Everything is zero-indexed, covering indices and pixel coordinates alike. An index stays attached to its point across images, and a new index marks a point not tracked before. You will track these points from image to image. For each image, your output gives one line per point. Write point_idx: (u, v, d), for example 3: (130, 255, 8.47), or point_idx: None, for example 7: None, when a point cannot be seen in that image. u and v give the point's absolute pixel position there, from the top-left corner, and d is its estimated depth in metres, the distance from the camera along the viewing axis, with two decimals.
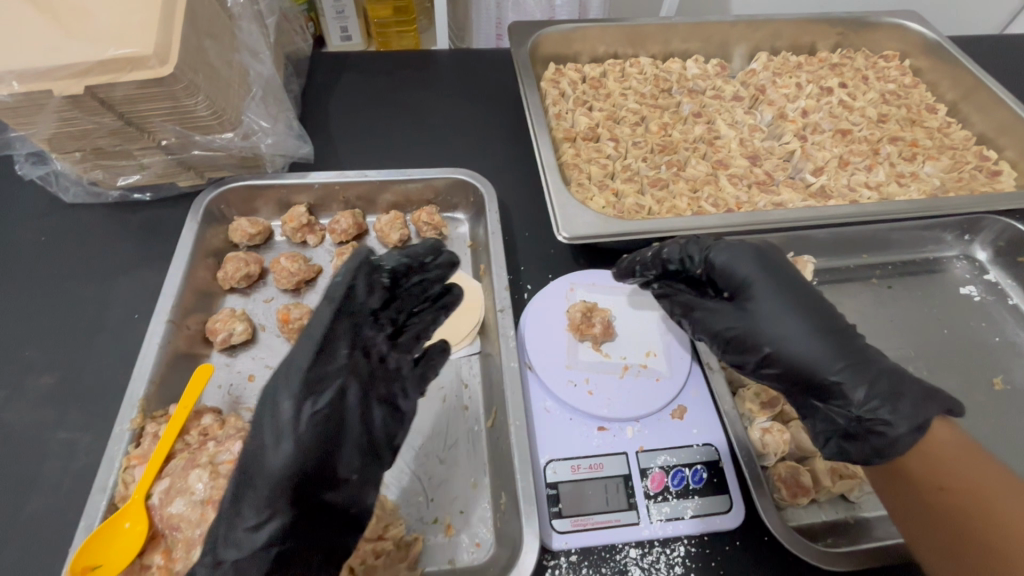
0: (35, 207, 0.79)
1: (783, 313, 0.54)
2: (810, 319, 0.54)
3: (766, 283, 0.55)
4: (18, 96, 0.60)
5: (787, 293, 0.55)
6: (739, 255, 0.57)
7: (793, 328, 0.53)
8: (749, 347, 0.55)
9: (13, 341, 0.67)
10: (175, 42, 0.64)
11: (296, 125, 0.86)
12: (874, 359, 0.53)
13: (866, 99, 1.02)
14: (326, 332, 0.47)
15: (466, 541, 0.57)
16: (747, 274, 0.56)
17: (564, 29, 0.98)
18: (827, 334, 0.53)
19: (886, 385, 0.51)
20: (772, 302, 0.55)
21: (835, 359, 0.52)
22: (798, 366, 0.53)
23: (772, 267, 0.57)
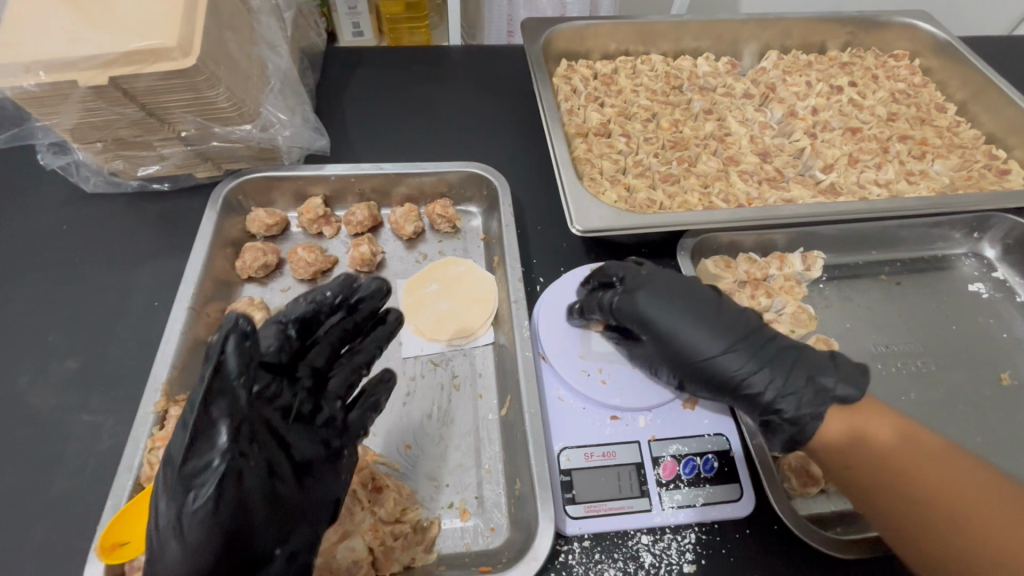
0: (56, 196, 0.80)
1: (686, 342, 0.58)
2: (712, 338, 0.57)
3: (661, 314, 0.58)
4: (44, 86, 0.62)
5: (683, 316, 0.58)
6: (633, 292, 0.60)
7: (699, 355, 0.57)
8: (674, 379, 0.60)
9: (36, 326, 0.68)
10: (198, 35, 0.65)
11: (312, 118, 0.87)
12: (777, 352, 0.57)
13: (876, 97, 1.02)
14: (197, 418, 0.43)
15: (481, 525, 0.58)
16: (642, 307, 0.59)
17: (576, 26, 0.99)
18: (730, 347, 0.57)
19: (785, 384, 0.55)
20: (673, 330, 0.58)
21: (743, 370, 0.56)
22: (718, 387, 0.58)
23: (662, 291, 0.59)
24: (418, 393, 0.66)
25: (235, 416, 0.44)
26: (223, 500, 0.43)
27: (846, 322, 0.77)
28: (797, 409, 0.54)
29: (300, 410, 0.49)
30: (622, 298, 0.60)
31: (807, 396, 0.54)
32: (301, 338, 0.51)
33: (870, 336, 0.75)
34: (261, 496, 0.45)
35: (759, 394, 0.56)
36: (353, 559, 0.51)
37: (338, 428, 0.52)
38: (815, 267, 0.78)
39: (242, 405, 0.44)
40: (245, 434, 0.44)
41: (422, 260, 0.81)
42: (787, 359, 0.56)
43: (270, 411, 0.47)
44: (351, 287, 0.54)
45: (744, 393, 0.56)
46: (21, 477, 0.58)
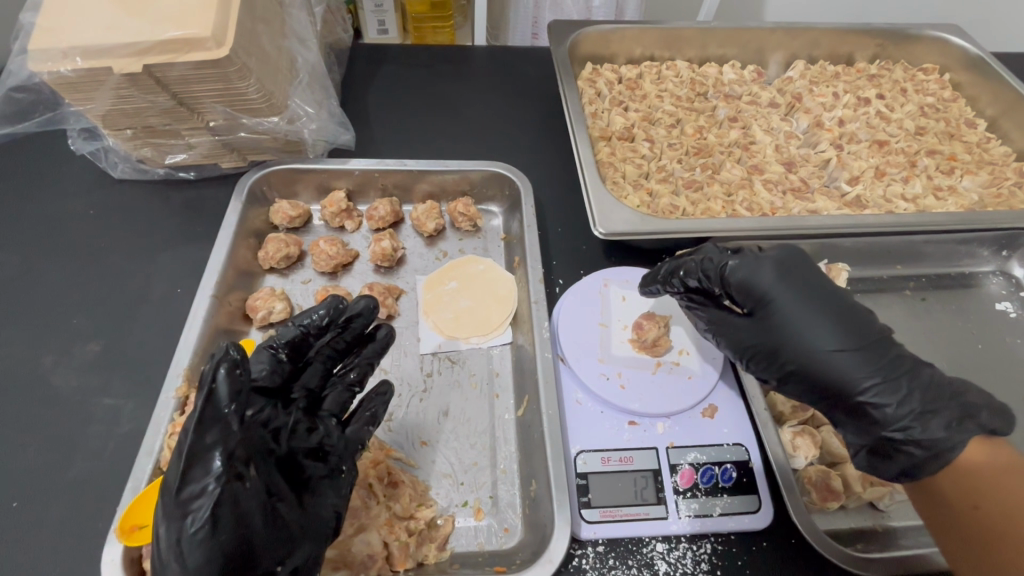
0: (84, 180, 0.81)
1: (809, 328, 0.54)
2: (838, 331, 0.53)
3: (788, 301, 0.55)
4: (80, 71, 0.63)
5: (813, 303, 0.54)
6: (760, 269, 0.56)
7: (820, 345, 0.53)
8: (777, 363, 0.56)
9: (61, 307, 0.69)
10: (231, 27, 0.66)
11: (338, 112, 0.88)
12: (908, 367, 0.53)
13: (904, 110, 1.01)
14: (192, 446, 0.41)
15: (495, 526, 0.57)
16: (766, 288, 0.55)
17: (603, 29, 0.99)
18: (858, 346, 0.53)
19: (917, 401, 0.52)
20: (800, 315, 0.54)
21: (866, 373, 0.52)
22: (827, 382, 0.54)
23: (796, 275, 0.55)
24: (435, 389, 0.66)
25: (231, 442, 0.42)
26: (221, 521, 0.41)
27: None
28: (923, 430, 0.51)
29: (296, 428, 0.49)
30: (743, 275, 0.56)
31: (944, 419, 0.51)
32: (292, 361, 0.54)
33: None
34: (260, 517, 0.43)
35: (877, 399, 0.52)
36: (368, 552, 0.51)
37: (335, 445, 0.51)
38: (839, 280, 0.77)
39: (236, 433, 0.42)
40: (242, 457, 0.42)
41: (442, 258, 0.81)
42: (914, 372, 0.53)
43: (264, 432, 0.46)
44: (338, 309, 0.56)
45: (860, 395, 0.53)
46: (42, 456, 0.59)
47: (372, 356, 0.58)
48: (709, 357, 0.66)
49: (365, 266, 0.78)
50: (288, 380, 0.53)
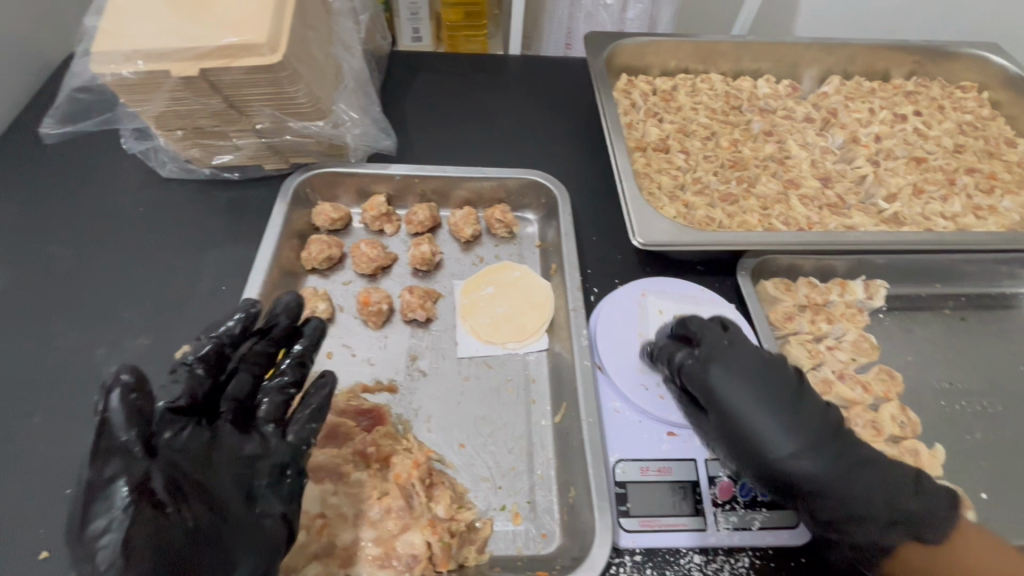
0: (134, 178, 0.83)
1: (780, 435, 0.52)
2: (808, 451, 0.51)
3: (743, 411, 0.53)
4: (141, 74, 0.66)
5: (770, 416, 0.52)
6: (729, 371, 0.55)
7: (792, 453, 0.51)
8: (744, 474, 0.55)
9: (112, 301, 0.71)
10: (285, 34, 0.68)
11: (380, 118, 0.89)
12: (860, 479, 0.52)
13: (941, 128, 1.00)
14: (92, 480, 0.42)
15: (533, 531, 0.58)
16: (722, 393, 0.54)
17: (639, 41, 1.00)
18: (828, 454, 0.52)
19: (860, 507, 0.51)
20: (769, 422, 0.52)
21: (836, 483, 0.51)
22: (776, 488, 0.53)
23: (756, 384, 0.54)
24: (472, 394, 0.67)
25: (138, 467, 0.43)
26: (132, 551, 0.40)
27: (908, 355, 0.74)
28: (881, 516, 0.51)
29: (220, 442, 0.48)
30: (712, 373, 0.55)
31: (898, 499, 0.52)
32: (213, 375, 0.51)
33: (933, 371, 0.72)
34: (179, 539, 0.42)
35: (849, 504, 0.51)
36: (412, 552, 0.51)
37: (268, 451, 0.49)
38: (878, 296, 0.77)
39: (138, 460, 0.43)
40: (148, 482, 0.43)
41: (478, 263, 0.82)
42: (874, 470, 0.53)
43: (179, 455, 0.45)
44: (251, 314, 0.55)
45: (805, 501, 0.52)
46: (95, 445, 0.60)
47: (303, 352, 0.56)
48: None
49: (403, 270, 0.80)
50: (210, 397, 0.51)
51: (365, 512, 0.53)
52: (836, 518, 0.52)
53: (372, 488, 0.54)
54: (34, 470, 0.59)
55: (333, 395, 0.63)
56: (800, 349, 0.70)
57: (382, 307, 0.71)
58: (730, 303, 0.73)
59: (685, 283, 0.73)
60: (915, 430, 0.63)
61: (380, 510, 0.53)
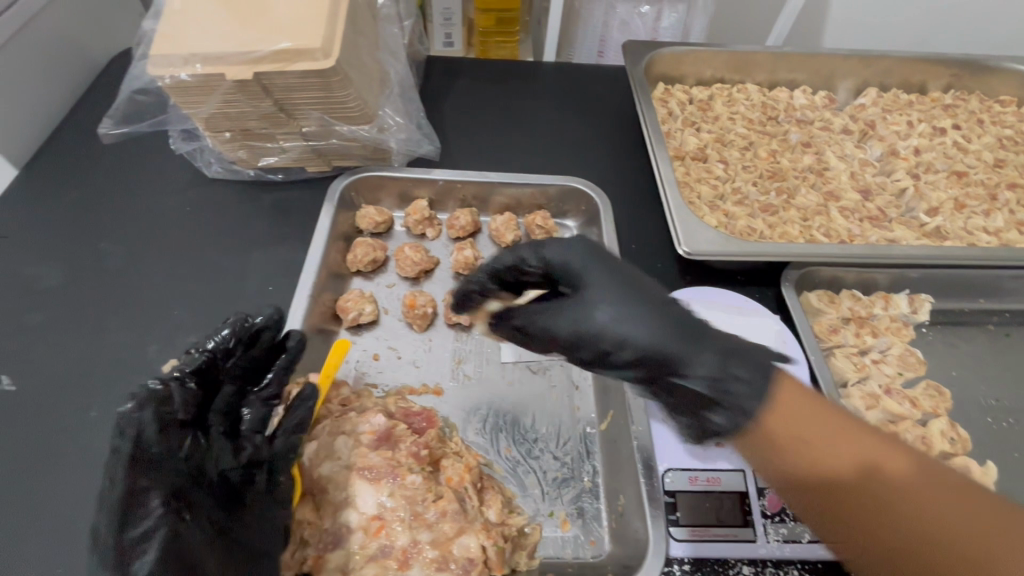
0: (181, 178, 0.85)
1: (612, 296, 0.50)
2: (654, 304, 0.50)
3: (595, 274, 0.52)
4: (198, 77, 0.67)
5: (620, 277, 0.51)
6: (566, 245, 0.54)
7: (631, 312, 0.49)
8: (608, 351, 0.50)
9: (163, 300, 0.72)
10: (338, 39, 0.68)
11: (422, 124, 0.90)
12: (713, 335, 0.50)
13: (981, 142, 1.00)
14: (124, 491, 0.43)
15: (582, 537, 0.59)
16: (575, 262, 0.53)
17: (677, 51, 1.01)
18: (667, 315, 0.50)
19: (726, 363, 0.48)
20: (603, 285, 0.51)
21: (674, 338, 0.48)
22: (642, 354, 0.49)
23: (606, 254, 0.53)
24: (517, 399, 0.68)
25: (142, 490, 0.44)
26: (168, 554, 0.43)
27: (953, 370, 0.74)
28: (736, 375, 0.47)
29: (220, 456, 0.48)
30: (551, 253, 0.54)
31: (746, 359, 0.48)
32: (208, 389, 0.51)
33: (979, 388, 0.72)
34: (208, 541, 0.45)
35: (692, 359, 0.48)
36: (467, 556, 0.51)
37: (265, 458, 0.51)
38: (923, 310, 0.77)
39: (168, 470, 0.45)
40: (180, 492, 0.45)
41: None
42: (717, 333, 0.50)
43: (197, 469, 0.47)
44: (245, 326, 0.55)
45: (673, 361, 0.48)
46: None
47: (289, 365, 0.58)
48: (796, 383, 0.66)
49: (445, 274, 0.80)
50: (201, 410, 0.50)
51: (420, 514, 0.52)
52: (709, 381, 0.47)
53: (427, 491, 0.53)
54: (92, 465, 0.60)
55: (382, 398, 0.64)
56: (846, 363, 0.70)
57: (428, 309, 0.72)
58: (774, 314, 0.73)
59: (729, 294, 0.74)
60: (965, 447, 0.64)
61: (436, 513, 0.52)
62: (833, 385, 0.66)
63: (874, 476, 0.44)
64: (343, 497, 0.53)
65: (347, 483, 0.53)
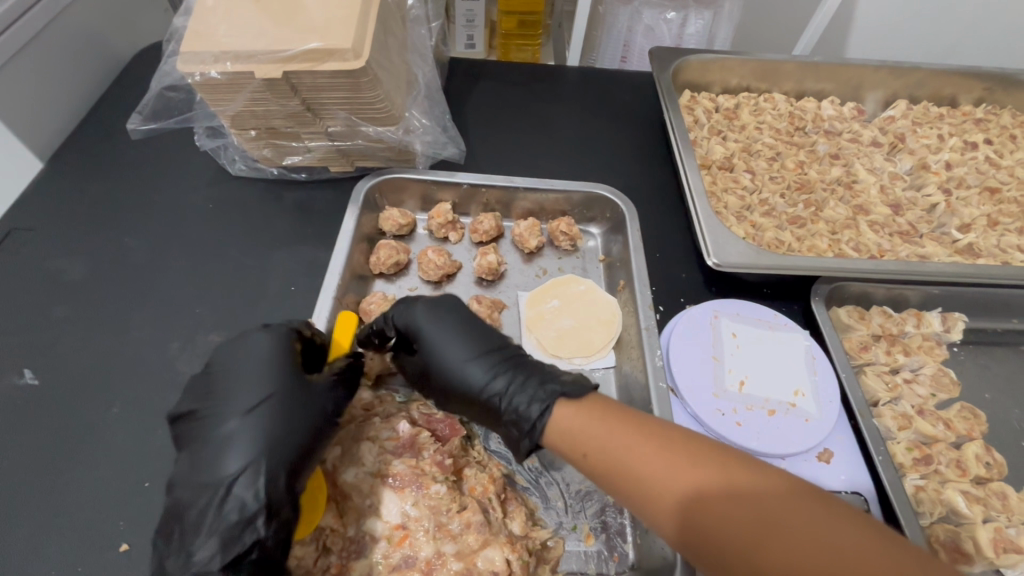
0: (204, 175, 0.85)
1: (437, 345, 0.59)
2: (470, 350, 0.59)
3: (427, 328, 0.60)
4: (228, 75, 0.65)
5: (447, 329, 0.60)
6: (412, 304, 0.62)
7: (453, 359, 0.59)
8: (443, 391, 0.60)
9: (186, 298, 0.72)
10: (369, 40, 0.67)
11: (447, 126, 0.90)
12: (520, 371, 0.57)
13: (1013, 158, 0.98)
14: (229, 369, 0.52)
15: (605, 552, 0.58)
16: (412, 319, 0.61)
17: (705, 58, 0.99)
18: (477, 359, 0.58)
19: (523, 395, 0.55)
20: (432, 336, 0.60)
21: (481, 382, 0.57)
22: (462, 393, 0.58)
23: (440, 309, 0.61)
24: None
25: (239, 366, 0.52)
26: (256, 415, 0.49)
27: (985, 392, 0.72)
28: (519, 407, 0.54)
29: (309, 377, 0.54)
30: (405, 310, 0.62)
31: (532, 392, 0.54)
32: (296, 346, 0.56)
33: (1012, 410, 0.71)
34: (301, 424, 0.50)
35: (494, 395, 0.56)
36: (493, 569, 0.49)
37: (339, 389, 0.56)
38: (955, 329, 0.75)
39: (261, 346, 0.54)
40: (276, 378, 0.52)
41: (541, 275, 0.82)
42: (528, 372, 0.57)
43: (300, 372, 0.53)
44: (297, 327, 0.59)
45: (482, 398, 0.57)
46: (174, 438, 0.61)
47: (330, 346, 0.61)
48: (827, 400, 0.65)
49: (467, 278, 0.80)
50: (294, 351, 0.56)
51: (445, 524, 0.51)
52: (508, 414, 0.55)
53: (451, 501, 0.52)
54: (113, 461, 0.59)
55: (405, 403, 0.63)
56: (877, 381, 0.69)
57: None
58: (804, 330, 0.72)
59: (758, 307, 0.72)
60: (1000, 472, 0.64)
61: (461, 524, 0.51)
62: (865, 404, 0.65)
63: (661, 477, 0.45)
64: (367, 504, 0.52)
65: (372, 490, 0.53)
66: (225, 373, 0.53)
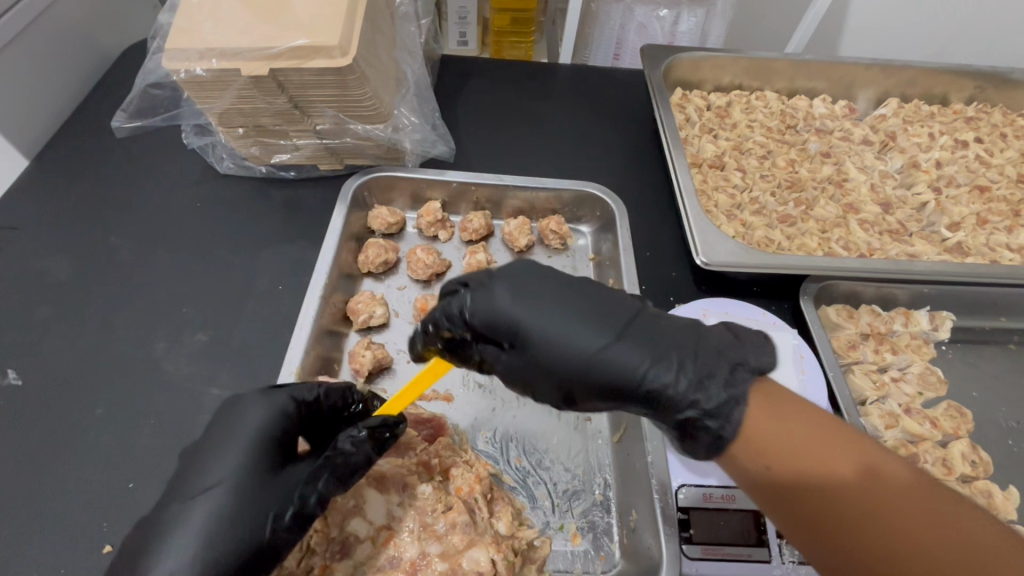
0: (191, 173, 0.84)
1: (554, 335, 0.48)
2: (603, 328, 0.48)
3: (531, 319, 0.48)
4: (213, 72, 0.64)
5: (560, 312, 0.48)
6: (495, 293, 0.49)
7: (584, 349, 0.47)
8: (576, 390, 0.49)
9: (171, 297, 0.71)
10: (356, 36, 0.66)
11: (437, 124, 0.89)
12: (670, 342, 0.47)
13: (1004, 156, 0.98)
14: (209, 439, 0.48)
15: (592, 552, 0.58)
16: (506, 315, 0.49)
17: (696, 56, 0.99)
18: (616, 340, 0.48)
19: (692, 369, 0.46)
20: (545, 327, 0.48)
21: (636, 364, 0.47)
22: (611, 383, 0.48)
23: (536, 292, 0.49)
24: (527, 409, 0.67)
25: (217, 437, 0.48)
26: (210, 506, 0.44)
27: (972, 390, 0.73)
28: (707, 396, 0.44)
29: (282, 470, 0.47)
30: (491, 301, 0.49)
31: (721, 378, 0.44)
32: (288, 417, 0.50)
33: (999, 409, 0.71)
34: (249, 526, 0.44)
35: (656, 380, 0.46)
36: (477, 570, 0.49)
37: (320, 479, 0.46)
38: (943, 327, 0.75)
39: (242, 419, 0.49)
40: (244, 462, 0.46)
41: None
42: (698, 346, 0.47)
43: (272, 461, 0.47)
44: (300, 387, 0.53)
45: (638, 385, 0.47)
46: (158, 440, 0.61)
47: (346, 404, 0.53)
48: (815, 397, 0.65)
49: (457, 277, 0.80)
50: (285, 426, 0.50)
51: (430, 525, 0.51)
52: (680, 398, 0.45)
53: (437, 502, 0.52)
54: (95, 462, 0.59)
55: None
56: (864, 380, 0.69)
57: None
58: (792, 328, 0.72)
59: (746, 306, 0.72)
60: (986, 470, 0.64)
61: (446, 525, 0.51)
62: (851, 403, 0.65)
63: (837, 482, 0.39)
64: (351, 505, 0.51)
65: (356, 490, 0.52)
66: (204, 441, 0.48)
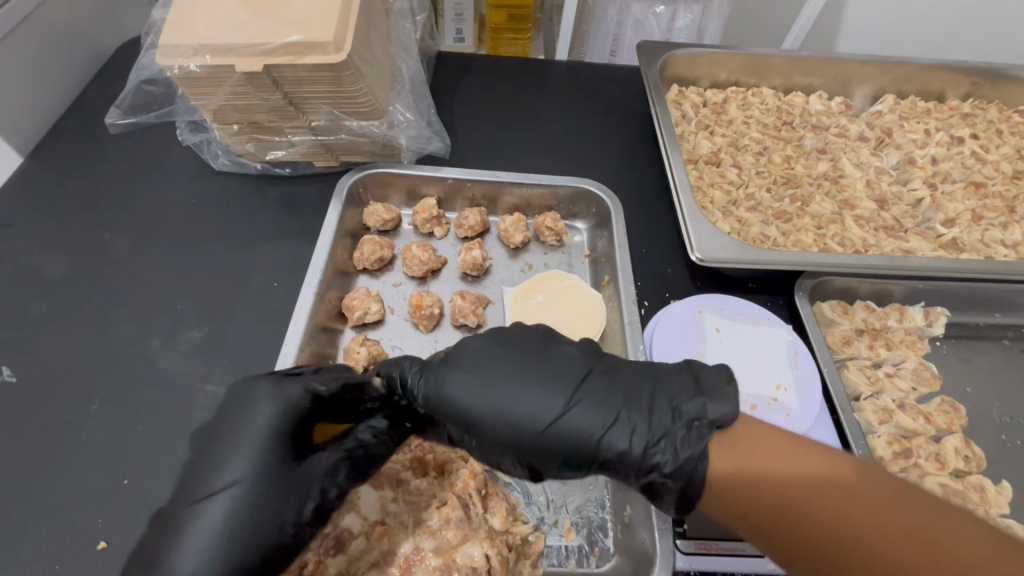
0: (186, 170, 0.84)
1: (506, 414, 0.47)
2: (558, 396, 0.47)
3: (479, 400, 0.47)
4: (207, 68, 0.64)
5: (512, 388, 0.47)
6: (442, 373, 0.49)
7: (538, 425, 0.46)
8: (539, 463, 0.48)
9: (167, 294, 0.71)
10: (350, 33, 0.66)
11: (433, 121, 0.89)
12: (630, 402, 0.47)
13: (1000, 152, 0.98)
14: (220, 436, 0.47)
15: (587, 548, 0.58)
16: (453, 394, 0.48)
17: (693, 52, 0.99)
18: (571, 407, 0.47)
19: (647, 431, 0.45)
20: (494, 404, 0.47)
21: (592, 429, 0.46)
22: (570, 452, 0.47)
23: (486, 366, 0.49)
24: None
25: (225, 435, 0.47)
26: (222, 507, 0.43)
27: (966, 386, 0.73)
28: (666, 456, 0.44)
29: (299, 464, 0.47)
30: (438, 382, 0.49)
31: (676, 438, 0.44)
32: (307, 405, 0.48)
33: (992, 404, 0.71)
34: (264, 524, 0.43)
35: (612, 444, 0.46)
36: (471, 565, 0.49)
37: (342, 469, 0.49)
38: (937, 323, 0.75)
39: (253, 414, 0.47)
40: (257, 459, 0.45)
41: (527, 270, 0.82)
42: (652, 396, 0.47)
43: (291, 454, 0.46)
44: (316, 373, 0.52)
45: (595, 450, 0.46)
46: (154, 436, 0.61)
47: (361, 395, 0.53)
48: (809, 392, 0.65)
49: (452, 273, 0.80)
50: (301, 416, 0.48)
51: (424, 520, 0.52)
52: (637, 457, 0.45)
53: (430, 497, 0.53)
54: (90, 459, 0.59)
55: None
56: (859, 376, 0.69)
57: (434, 311, 0.73)
58: (787, 325, 0.72)
59: (741, 302, 0.73)
60: (979, 465, 0.64)
61: (440, 520, 0.51)
62: (845, 398, 0.65)
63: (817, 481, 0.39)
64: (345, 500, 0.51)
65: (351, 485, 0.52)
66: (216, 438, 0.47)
